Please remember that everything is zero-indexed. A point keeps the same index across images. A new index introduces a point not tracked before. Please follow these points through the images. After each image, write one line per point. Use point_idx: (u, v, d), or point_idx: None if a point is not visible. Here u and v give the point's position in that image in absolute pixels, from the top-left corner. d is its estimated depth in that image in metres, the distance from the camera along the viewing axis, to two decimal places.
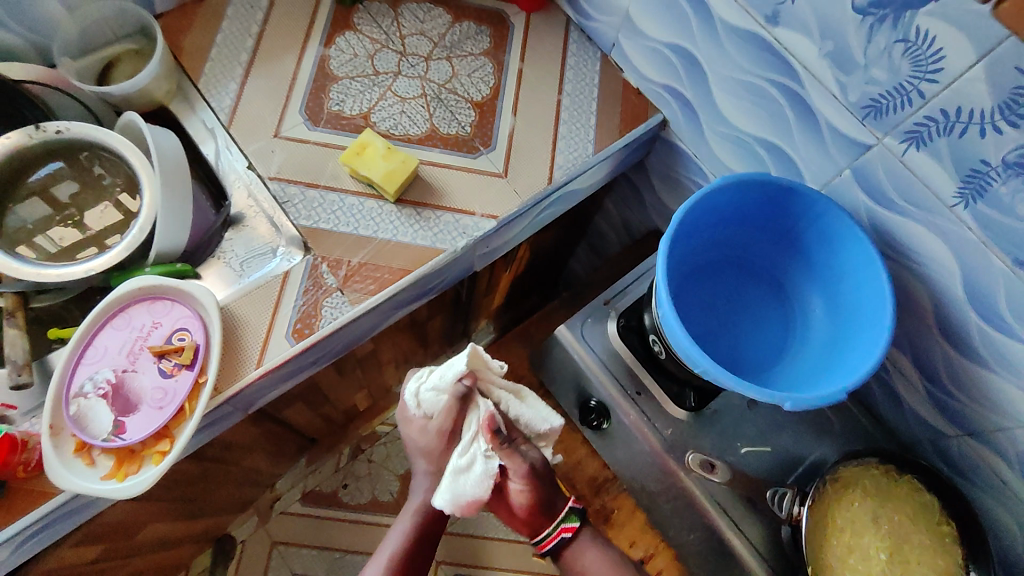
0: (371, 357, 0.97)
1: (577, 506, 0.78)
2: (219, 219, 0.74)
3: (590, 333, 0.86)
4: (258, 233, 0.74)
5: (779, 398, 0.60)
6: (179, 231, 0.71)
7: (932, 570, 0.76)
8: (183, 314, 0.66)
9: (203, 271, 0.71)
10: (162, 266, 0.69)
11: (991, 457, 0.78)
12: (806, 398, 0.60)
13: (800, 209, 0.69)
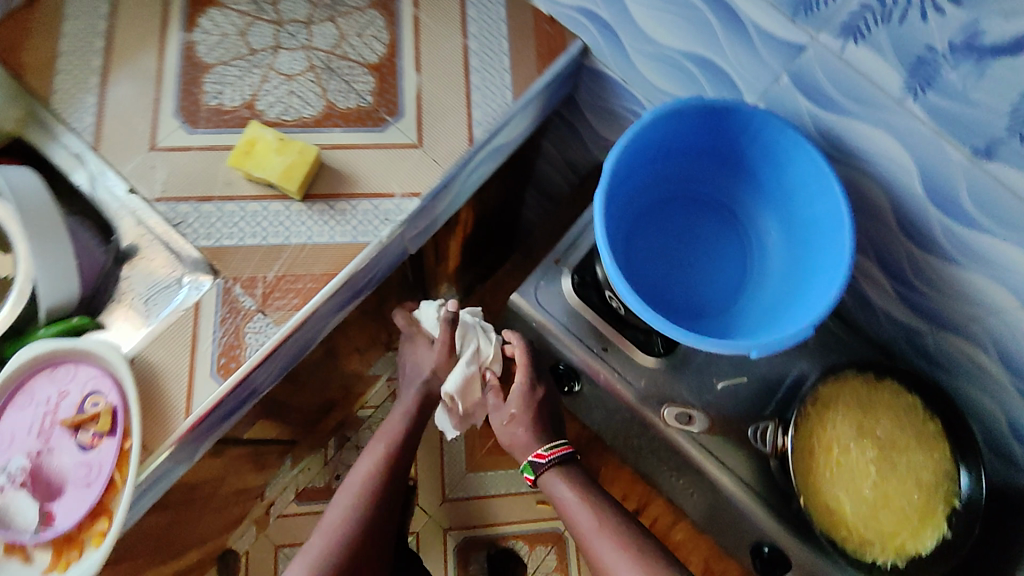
0: (327, 357, 0.92)
1: (539, 462, 0.75)
2: (109, 256, 0.66)
3: (546, 294, 0.82)
4: (157, 265, 0.66)
5: (745, 348, 0.56)
6: (68, 279, 0.64)
7: (919, 466, 0.77)
8: (89, 376, 0.61)
9: (104, 320, 0.65)
10: (58, 324, 0.64)
11: (971, 347, 0.76)
12: (772, 340, 0.57)
13: (740, 130, 0.63)
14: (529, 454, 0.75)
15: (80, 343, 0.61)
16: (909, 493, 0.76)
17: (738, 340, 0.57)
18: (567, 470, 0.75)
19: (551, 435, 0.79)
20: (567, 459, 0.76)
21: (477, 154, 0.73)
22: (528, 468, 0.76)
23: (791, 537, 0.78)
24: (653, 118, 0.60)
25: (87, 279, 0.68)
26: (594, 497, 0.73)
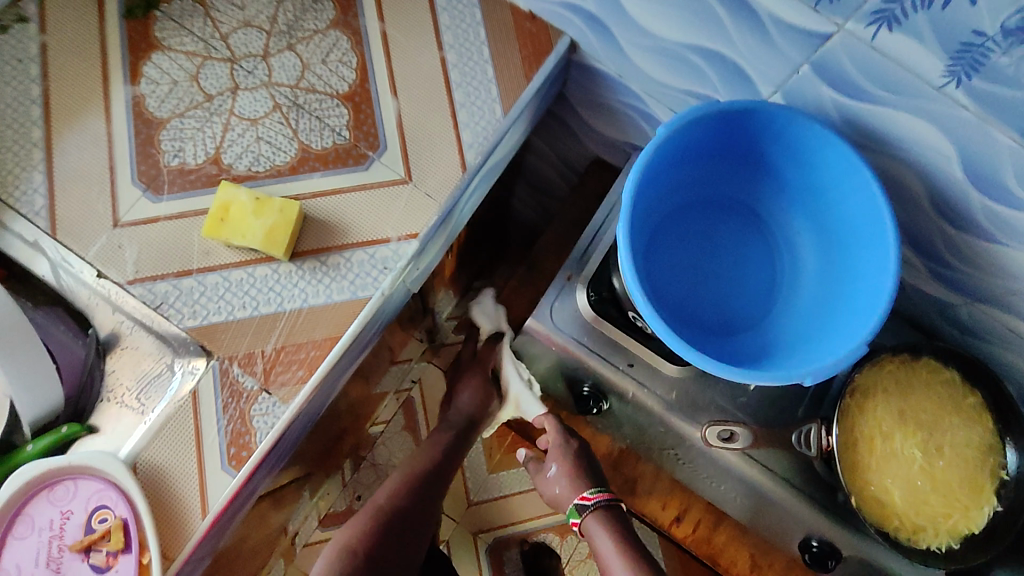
0: None
1: (585, 505, 0.77)
2: (91, 351, 0.66)
3: (561, 314, 0.77)
4: (147, 355, 0.65)
5: (799, 376, 0.53)
6: (46, 385, 0.67)
7: (964, 445, 0.74)
8: (91, 491, 0.60)
9: (96, 423, 0.65)
10: (52, 435, 0.64)
11: (1011, 320, 0.72)
12: (824, 363, 0.53)
13: (763, 131, 0.58)
14: (575, 497, 0.78)
15: (73, 458, 0.60)
16: (956, 474, 0.74)
17: (785, 369, 0.53)
18: (611, 516, 0.77)
19: (590, 480, 0.78)
20: (612, 505, 0.77)
21: (473, 181, 0.66)
22: (574, 511, 0.78)
23: (843, 533, 0.76)
24: (671, 131, 0.55)
25: (70, 378, 0.68)
26: (633, 549, 0.74)
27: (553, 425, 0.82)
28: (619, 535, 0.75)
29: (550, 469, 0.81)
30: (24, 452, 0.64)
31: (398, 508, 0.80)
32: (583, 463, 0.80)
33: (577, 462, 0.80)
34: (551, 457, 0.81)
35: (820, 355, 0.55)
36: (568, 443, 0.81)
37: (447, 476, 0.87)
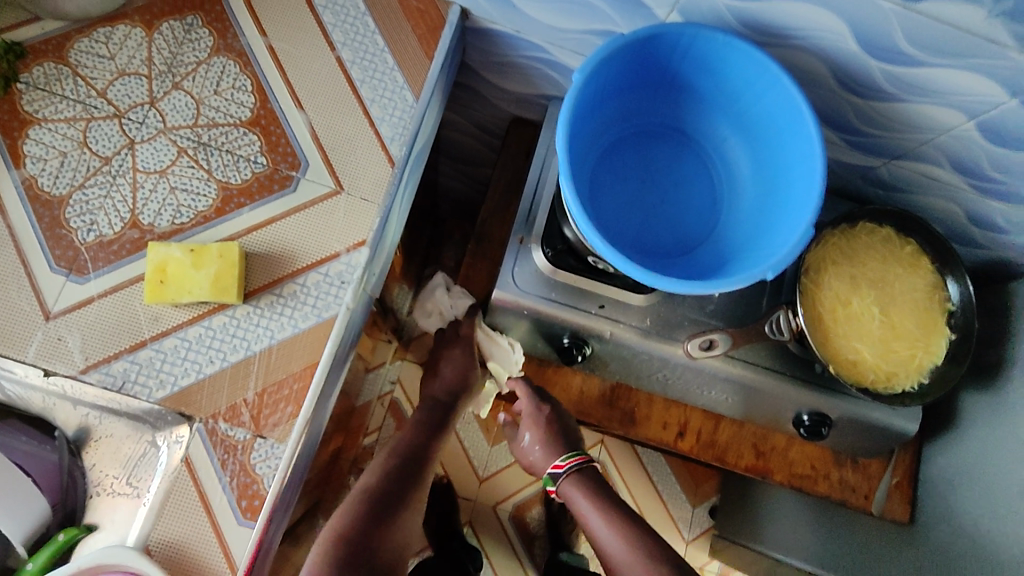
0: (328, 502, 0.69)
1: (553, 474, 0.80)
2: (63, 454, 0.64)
3: (523, 277, 0.77)
4: (127, 437, 0.63)
5: (761, 270, 0.55)
6: (27, 503, 0.66)
7: (915, 291, 0.80)
8: None
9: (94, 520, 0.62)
10: (48, 547, 0.62)
11: (924, 166, 0.78)
12: (780, 252, 0.56)
13: (673, 54, 0.60)
14: (549, 466, 0.80)
15: (81, 562, 0.57)
16: (912, 316, 0.79)
17: (748, 269, 0.56)
18: (585, 480, 0.78)
19: (563, 445, 0.81)
20: (585, 468, 0.79)
21: (404, 173, 0.67)
22: (551, 480, 0.81)
23: (833, 399, 0.79)
24: (590, 72, 0.56)
25: (47, 487, 0.65)
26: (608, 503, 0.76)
27: (524, 390, 0.82)
28: (594, 494, 0.77)
29: (525, 438, 0.83)
30: (25, 571, 0.62)
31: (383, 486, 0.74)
32: (557, 428, 0.81)
33: (549, 427, 0.81)
34: (525, 425, 0.83)
35: (773, 249, 0.58)
36: (541, 408, 0.82)
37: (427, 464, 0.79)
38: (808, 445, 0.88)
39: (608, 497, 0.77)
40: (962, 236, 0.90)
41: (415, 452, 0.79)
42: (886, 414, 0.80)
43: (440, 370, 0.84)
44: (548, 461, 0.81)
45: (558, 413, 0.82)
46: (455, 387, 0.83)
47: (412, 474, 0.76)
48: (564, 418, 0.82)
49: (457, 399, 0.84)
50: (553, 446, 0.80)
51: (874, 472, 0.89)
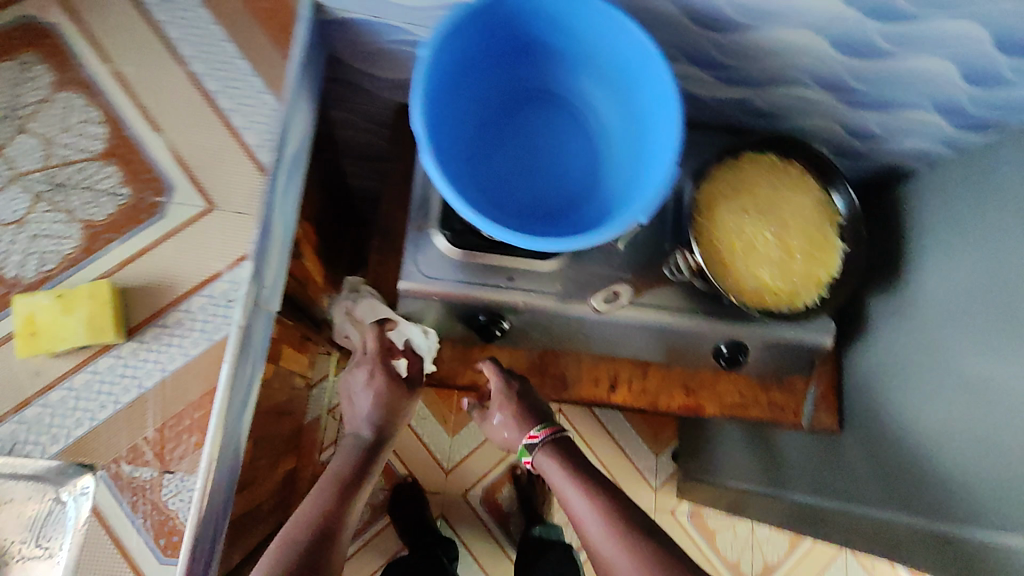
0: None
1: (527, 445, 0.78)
2: None
3: (426, 262, 0.76)
4: (36, 501, 0.87)
5: (634, 215, 0.56)
6: None
7: (806, 210, 0.82)
8: None
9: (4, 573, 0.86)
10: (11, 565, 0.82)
11: (795, 88, 0.80)
12: (649, 196, 0.57)
13: (522, 18, 0.60)
14: (523, 438, 0.78)
15: None
16: (806, 235, 0.82)
17: (620, 217, 0.57)
18: (560, 449, 0.77)
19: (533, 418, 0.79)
20: (558, 437, 0.78)
21: (279, 179, 0.65)
22: (525, 451, 0.79)
23: (747, 327, 0.81)
24: (442, 42, 0.55)
25: None
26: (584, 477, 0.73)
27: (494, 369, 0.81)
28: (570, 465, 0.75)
29: (495, 417, 0.81)
30: None
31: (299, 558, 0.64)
32: (525, 403, 0.80)
33: (520, 403, 0.80)
34: (495, 404, 0.81)
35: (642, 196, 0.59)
36: (509, 386, 0.82)
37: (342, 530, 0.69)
38: (734, 376, 0.91)
39: (581, 467, 0.75)
40: (848, 150, 0.93)
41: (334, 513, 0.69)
42: (800, 332, 0.83)
43: (355, 398, 0.79)
44: (522, 433, 0.79)
45: (523, 388, 0.81)
46: (373, 418, 0.78)
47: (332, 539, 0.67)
48: (532, 395, 0.82)
49: (383, 431, 0.78)
50: (524, 421, 0.79)
51: (800, 387, 0.92)
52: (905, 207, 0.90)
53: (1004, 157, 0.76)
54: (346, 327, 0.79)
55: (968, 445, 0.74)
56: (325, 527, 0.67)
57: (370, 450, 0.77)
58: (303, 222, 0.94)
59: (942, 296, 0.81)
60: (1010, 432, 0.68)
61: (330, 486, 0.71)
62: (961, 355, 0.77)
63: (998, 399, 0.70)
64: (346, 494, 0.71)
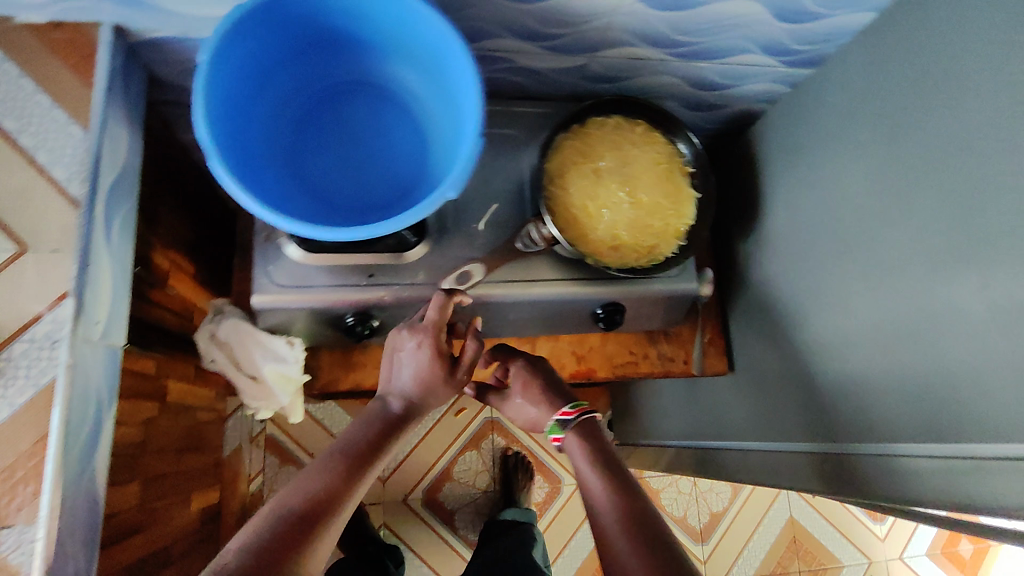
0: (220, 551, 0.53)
1: (561, 418, 0.75)
2: None
3: (279, 272, 0.75)
4: None
5: (440, 193, 0.56)
6: None
7: (657, 164, 0.83)
8: None
9: None
10: None
11: (623, 49, 0.80)
12: (457, 171, 0.57)
13: (308, 12, 0.59)
14: (555, 413, 0.76)
15: None
16: (659, 188, 0.83)
17: (428, 196, 0.56)
18: (589, 433, 0.74)
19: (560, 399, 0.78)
20: (589, 423, 0.75)
21: (93, 212, 0.63)
22: (557, 427, 0.76)
23: (616, 288, 0.82)
24: (223, 42, 0.54)
25: None
26: (608, 459, 0.71)
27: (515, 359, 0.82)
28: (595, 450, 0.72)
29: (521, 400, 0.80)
30: None
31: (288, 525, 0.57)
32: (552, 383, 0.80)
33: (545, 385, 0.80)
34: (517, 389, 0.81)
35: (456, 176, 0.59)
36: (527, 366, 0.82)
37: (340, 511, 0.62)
38: (620, 335, 0.93)
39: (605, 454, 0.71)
40: (701, 104, 0.94)
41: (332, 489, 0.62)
42: (668, 285, 0.85)
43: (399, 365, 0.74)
44: (553, 410, 0.76)
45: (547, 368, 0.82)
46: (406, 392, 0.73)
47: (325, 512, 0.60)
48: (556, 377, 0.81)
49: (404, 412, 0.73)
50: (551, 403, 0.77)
51: (686, 337, 0.96)
52: (761, 149, 0.92)
53: (827, 89, 0.77)
54: (217, 354, 0.78)
55: (830, 369, 0.76)
56: (324, 497, 0.61)
57: (388, 425, 0.72)
58: (168, 254, 0.91)
59: (801, 231, 0.82)
60: (866, 349, 0.70)
61: (338, 457, 0.66)
62: (818, 284, 0.79)
63: (850, 322, 0.73)
64: (350, 469, 0.65)
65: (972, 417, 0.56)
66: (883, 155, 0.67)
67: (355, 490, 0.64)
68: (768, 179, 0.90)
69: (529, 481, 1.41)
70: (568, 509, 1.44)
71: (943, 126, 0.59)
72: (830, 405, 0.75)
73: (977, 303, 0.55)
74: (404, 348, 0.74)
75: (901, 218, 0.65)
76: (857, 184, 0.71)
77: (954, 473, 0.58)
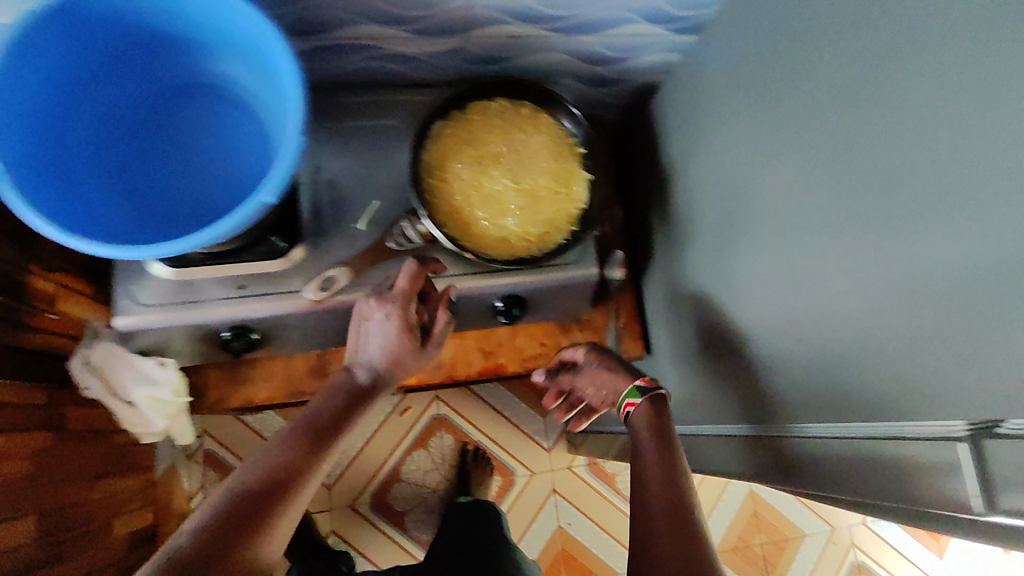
0: (193, 520, 0.52)
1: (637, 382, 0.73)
2: None
3: (144, 291, 0.71)
4: None
5: (257, 200, 0.52)
6: None
7: (543, 147, 0.78)
8: None
9: None
10: None
11: (495, 28, 0.73)
12: (276, 175, 0.52)
13: (115, 17, 0.55)
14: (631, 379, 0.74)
15: None
16: (546, 172, 0.78)
17: (244, 203, 0.52)
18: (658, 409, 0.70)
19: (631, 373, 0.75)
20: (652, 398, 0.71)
21: None
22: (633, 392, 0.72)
23: (514, 280, 0.78)
24: (13, 57, 0.50)
25: None
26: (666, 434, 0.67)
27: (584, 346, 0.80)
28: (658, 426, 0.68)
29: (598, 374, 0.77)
30: None
31: (256, 494, 0.55)
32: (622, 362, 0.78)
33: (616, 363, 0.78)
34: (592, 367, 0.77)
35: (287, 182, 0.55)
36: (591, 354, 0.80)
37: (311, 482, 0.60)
38: (531, 326, 0.90)
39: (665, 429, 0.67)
40: (600, 80, 0.88)
41: (305, 459, 0.60)
42: (566, 273, 0.80)
43: (371, 335, 0.69)
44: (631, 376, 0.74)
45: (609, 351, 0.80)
46: (383, 359, 0.69)
47: (297, 482, 0.58)
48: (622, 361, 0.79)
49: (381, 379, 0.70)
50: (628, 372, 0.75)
51: (599, 324, 0.93)
52: (663, 122, 0.87)
53: (715, 54, 0.72)
54: (92, 380, 0.73)
55: (738, 352, 0.72)
56: (282, 477, 0.57)
57: (354, 397, 0.67)
58: (52, 275, 0.77)
59: (700, 208, 0.78)
60: (765, 331, 0.66)
61: (301, 433, 0.61)
62: (721, 263, 0.75)
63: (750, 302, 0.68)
64: (322, 437, 0.62)
65: (859, 400, 0.53)
66: (765, 122, 0.62)
67: (317, 469, 0.60)
68: (672, 154, 0.85)
69: (487, 474, 1.39)
70: (522, 501, 1.42)
71: (820, 88, 0.54)
72: (740, 390, 0.72)
73: (857, 280, 0.51)
74: (372, 318, 0.70)
75: (788, 192, 0.59)
76: (748, 155, 0.66)
77: (852, 458, 0.54)
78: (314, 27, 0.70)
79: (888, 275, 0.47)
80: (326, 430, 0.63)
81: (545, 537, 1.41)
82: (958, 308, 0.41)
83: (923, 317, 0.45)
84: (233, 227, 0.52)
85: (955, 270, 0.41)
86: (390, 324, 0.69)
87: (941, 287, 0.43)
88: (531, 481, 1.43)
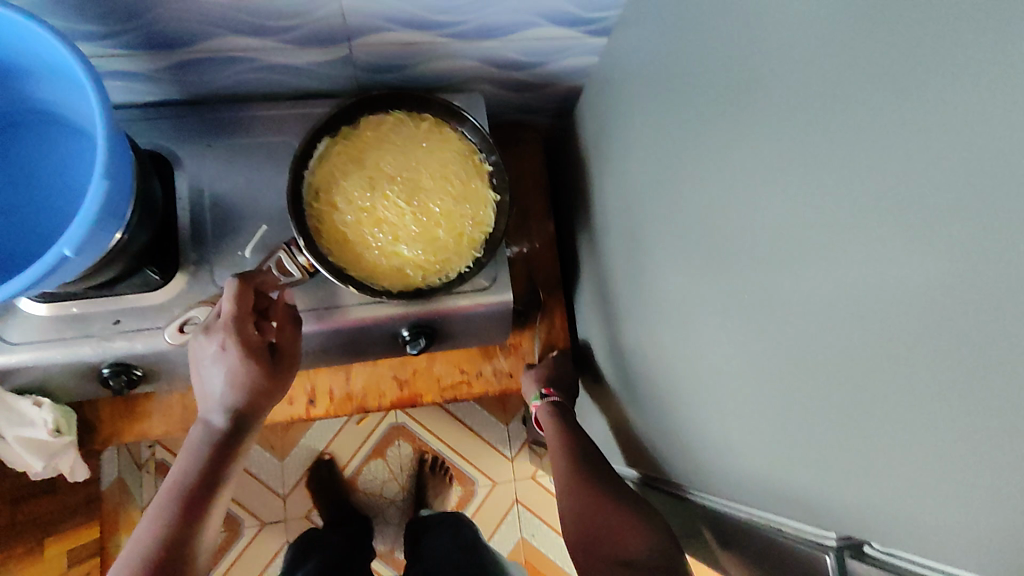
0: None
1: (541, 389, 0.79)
2: None
3: (12, 327, 0.66)
4: None
5: (55, 251, 0.47)
6: None
7: (444, 165, 0.72)
8: None
9: None
10: None
11: (383, 35, 0.66)
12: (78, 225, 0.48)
13: None
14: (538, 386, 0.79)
15: None
16: (447, 193, 0.71)
17: (42, 255, 0.47)
18: (560, 414, 0.77)
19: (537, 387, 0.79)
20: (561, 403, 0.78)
21: None
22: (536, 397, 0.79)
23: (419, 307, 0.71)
24: None
25: None
26: (572, 444, 0.73)
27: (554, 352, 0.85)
28: (563, 430, 0.75)
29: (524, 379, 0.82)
30: None
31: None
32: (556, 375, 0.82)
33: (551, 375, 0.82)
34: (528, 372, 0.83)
35: (102, 230, 0.50)
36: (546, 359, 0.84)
37: (198, 548, 0.56)
38: (448, 352, 0.84)
39: (575, 440, 0.73)
40: (522, 84, 0.80)
41: (187, 524, 0.56)
42: (474, 299, 0.73)
43: (210, 374, 0.59)
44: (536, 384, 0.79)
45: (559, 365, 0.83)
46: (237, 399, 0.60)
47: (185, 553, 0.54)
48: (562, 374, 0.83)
49: (246, 421, 0.62)
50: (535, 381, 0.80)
51: (525, 350, 0.86)
52: (590, 131, 0.78)
53: (632, 61, 0.63)
54: None
55: (653, 397, 0.65)
56: (160, 566, 0.53)
57: (222, 445, 0.61)
58: None
59: (620, 228, 0.70)
60: (676, 382, 0.58)
61: (173, 503, 0.57)
62: (637, 294, 0.67)
63: (661, 347, 0.61)
64: (198, 498, 0.58)
65: (771, 484, 0.45)
66: (674, 145, 0.55)
67: (197, 539, 0.56)
68: (598, 167, 0.77)
69: (446, 484, 1.36)
70: (483, 512, 1.38)
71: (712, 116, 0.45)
72: (657, 435, 0.65)
73: (760, 344, 0.44)
74: (206, 356, 0.59)
75: (693, 232, 0.52)
76: (658, 178, 0.58)
77: (771, 549, 0.47)
78: (178, 41, 0.64)
79: (793, 344, 0.40)
80: (203, 490, 0.58)
81: (508, 549, 1.36)
82: (853, 396, 0.35)
83: (816, 396, 0.38)
84: (31, 284, 0.47)
85: (850, 351, 0.35)
86: (230, 355, 0.59)
87: (835, 368, 0.36)
88: (493, 491, 1.39)
